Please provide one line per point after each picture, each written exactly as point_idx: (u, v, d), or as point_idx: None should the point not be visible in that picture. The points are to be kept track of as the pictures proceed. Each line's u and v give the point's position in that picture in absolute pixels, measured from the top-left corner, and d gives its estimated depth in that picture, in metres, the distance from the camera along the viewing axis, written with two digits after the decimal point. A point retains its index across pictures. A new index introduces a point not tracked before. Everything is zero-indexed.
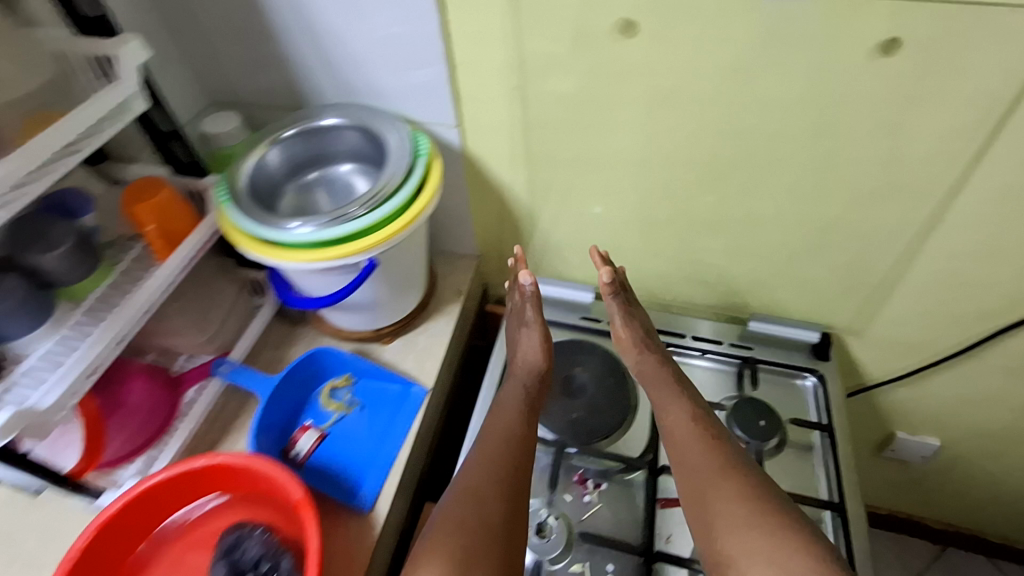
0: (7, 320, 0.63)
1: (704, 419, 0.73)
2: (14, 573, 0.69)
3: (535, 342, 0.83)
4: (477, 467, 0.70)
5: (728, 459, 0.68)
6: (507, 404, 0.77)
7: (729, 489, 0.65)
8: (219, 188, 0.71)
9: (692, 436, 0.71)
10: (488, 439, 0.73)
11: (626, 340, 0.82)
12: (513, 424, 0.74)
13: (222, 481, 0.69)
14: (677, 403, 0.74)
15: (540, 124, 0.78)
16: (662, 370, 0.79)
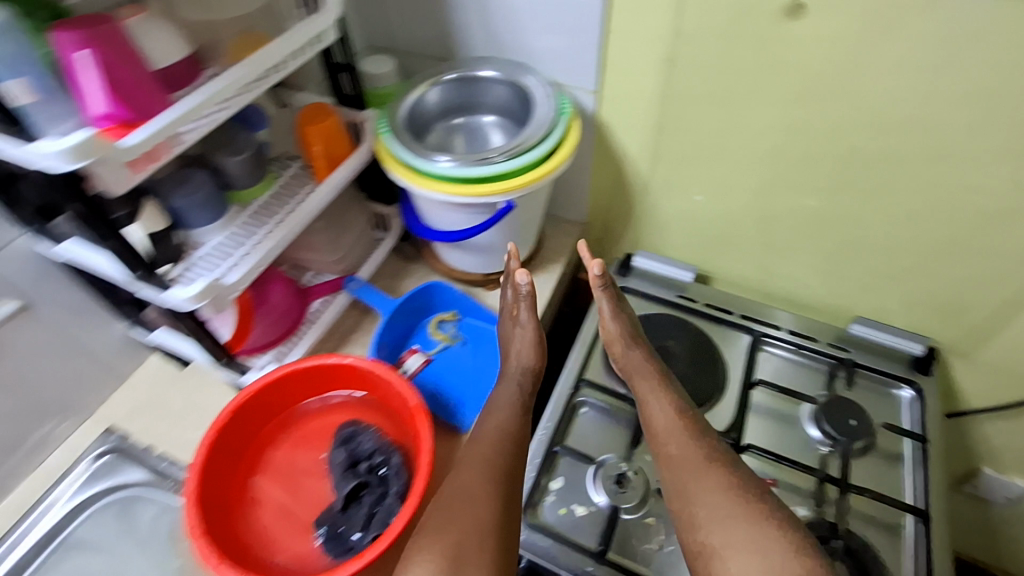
0: (193, 210, 0.71)
1: (689, 412, 0.71)
2: (164, 427, 0.80)
3: (530, 341, 0.78)
4: (472, 459, 0.65)
5: (713, 451, 0.67)
6: (502, 405, 0.73)
7: (713, 482, 0.64)
8: (380, 121, 0.78)
9: (677, 431, 0.69)
10: (481, 433, 0.69)
11: (613, 335, 0.80)
12: (508, 421, 0.70)
13: (346, 380, 0.76)
14: (658, 398, 0.73)
15: (681, 99, 0.81)
16: (644, 365, 0.78)
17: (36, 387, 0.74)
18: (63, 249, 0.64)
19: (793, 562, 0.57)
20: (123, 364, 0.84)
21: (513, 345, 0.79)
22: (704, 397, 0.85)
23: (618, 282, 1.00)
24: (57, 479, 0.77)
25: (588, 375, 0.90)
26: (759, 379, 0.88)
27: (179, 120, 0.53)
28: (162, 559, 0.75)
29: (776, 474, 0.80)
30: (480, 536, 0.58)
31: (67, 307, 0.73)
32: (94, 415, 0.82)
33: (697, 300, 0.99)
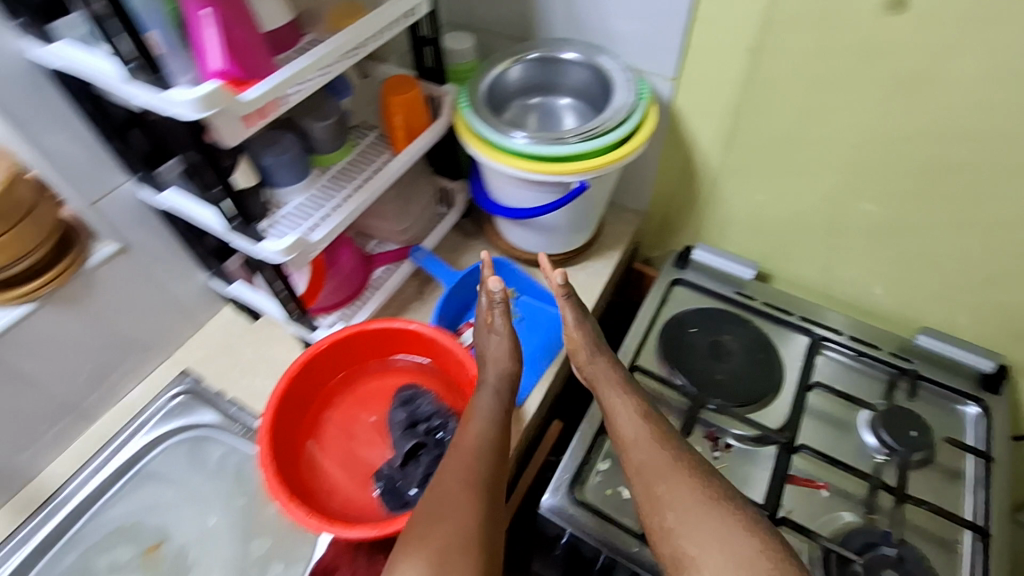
0: (280, 169, 0.74)
1: (655, 417, 0.71)
2: (235, 374, 0.85)
3: (505, 346, 0.74)
4: (453, 467, 0.63)
5: (679, 452, 0.66)
6: (479, 410, 0.69)
7: (681, 485, 0.63)
8: (461, 97, 0.80)
9: (643, 437, 0.68)
10: (459, 439, 0.66)
11: (577, 345, 0.79)
12: (483, 428, 0.67)
13: (408, 345, 0.79)
14: (623, 403, 0.72)
15: (762, 91, 0.80)
16: (608, 370, 0.76)
17: (125, 326, 0.78)
18: (164, 197, 0.68)
19: (760, 558, 0.57)
20: (200, 312, 0.88)
21: (488, 350, 0.75)
22: (757, 395, 0.85)
23: (674, 274, 0.99)
24: (137, 413, 0.81)
25: (640, 361, 0.90)
26: (816, 382, 0.87)
27: (289, 79, 0.55)
28: (228, 496, 0.80)
29: (826, 477, 0.80)
30: (461, 546, 0.57)
31: (158, 253, 0.78)
32: (171, 358, 0.87)
33: (756, 298, 0.98)
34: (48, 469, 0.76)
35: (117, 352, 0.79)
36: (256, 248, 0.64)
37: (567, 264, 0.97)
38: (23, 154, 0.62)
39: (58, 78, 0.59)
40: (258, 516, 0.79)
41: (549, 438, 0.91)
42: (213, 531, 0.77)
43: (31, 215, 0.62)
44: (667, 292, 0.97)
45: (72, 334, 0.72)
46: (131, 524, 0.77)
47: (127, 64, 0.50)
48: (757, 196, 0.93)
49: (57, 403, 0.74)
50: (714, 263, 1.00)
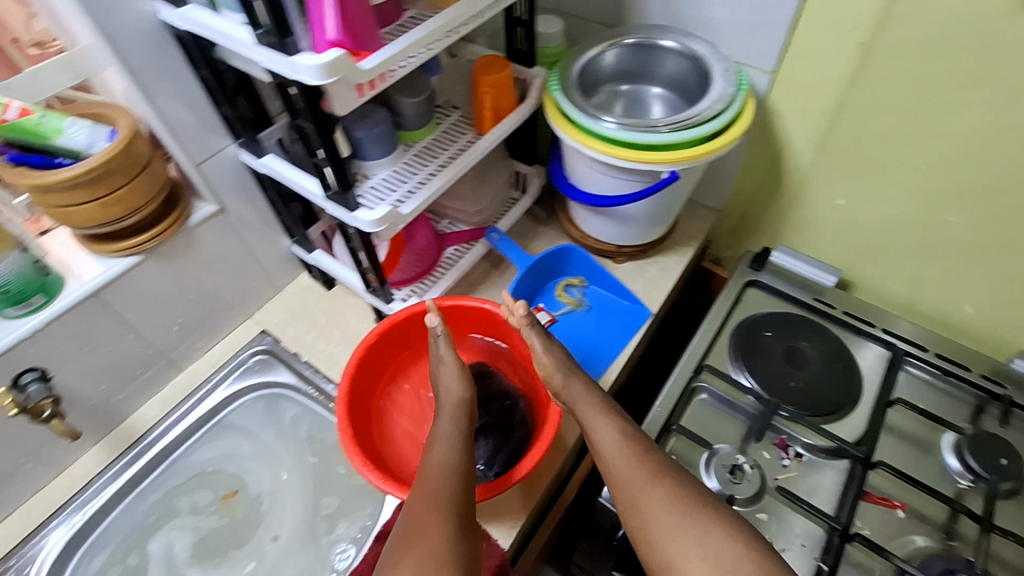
0: (370, 143, 0.75)
1: (635, 432, 0.66)
2: (311, 337, 0.88)
3: (456, 374, 0.71)
4: (425, 488, 0.58)
5: (657, 465, 0.63)
6: (440, 437, 0.64)
7: (659, 497, 0.60)
8: (551, 81, 0.79)
9: (623, 455, 0.64)
10: (430, 461, 0.61)
11: (546, 366, 0.73)
12: (450, 452, 0.62)
13: (481, 323, 0.81)
14: (600, 419, 0.67)
15: (868, 89, 0.76)
16: (580, 386, 0.71)
17: (216, 283, 0.82)
18: (263, 162, 0.71)
19: (743, 561, 0.55)
20: (281, 276, 0.92)
21: (442, 382, 0.72)
22: (832, 407, 0.82)
23: (749, 275, 0.96)
24: (219, 367, 0.86)
25: (710, 360, 0.88)
26: (897, 397, 0.83)
27: (402, 51, 0.55)
28: (299, 454, 0.84)
29: (904, 497, 0.76)
30: (436, 569, 0.52)
31: (250, 217, 0.81)
32: (252, 318, 0.91)
33: (836, 306, 0.94)
34: (139, 411, 0.81)
35: (207, 308, 0.83)
36: (351, 216, 0.65)
37: (638, 257, 0.96)
38: (143, 113, 0.66)
39: (181, 41, 0.62)
40: (327, 476, 0.82)
41: None
42: (285, 485, 0.82)
43: (148, 169, 0.65)
44: (741, 294, 0.94)
45: (171, 287, 0.76)
46: (211, 470, 0.83)
47: (258, 28, 0.50)
48: (848, 198, 0.88)
49: (151, 350, 0.79)
50: (793, 267, 0.96)
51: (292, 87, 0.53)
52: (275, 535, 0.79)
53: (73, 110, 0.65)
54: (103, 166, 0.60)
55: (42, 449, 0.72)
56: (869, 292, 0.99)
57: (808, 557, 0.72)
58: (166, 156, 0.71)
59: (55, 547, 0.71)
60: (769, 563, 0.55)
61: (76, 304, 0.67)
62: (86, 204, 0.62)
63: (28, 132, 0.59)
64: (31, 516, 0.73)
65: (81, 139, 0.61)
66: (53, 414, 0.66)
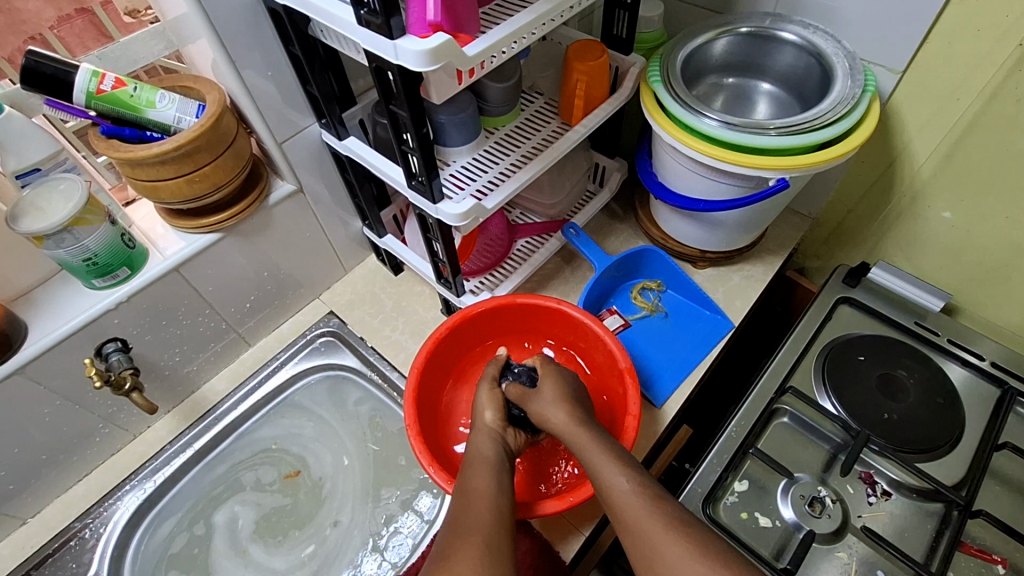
0: (453, 128, 0.70)
1: (650, 483, 0.53)
2: (377, 323, 0.87)
3: (490, 400, 0.65)
4: (461, 515, 0.52)
5: (668, 511, 0.51)
6: (481, 455, 0.59)
7: (679, 552, 0.48)
8: (652, 70, 0.73)
9: (636, 507, 0.51)
10: (466, 498, 0.53)
11: (538, 393, 0.63)
12: (488, 476, 0.55)
13: (554, 324, 0.78)
14: (602, 458, 0.55)
15: (1018, 96, 0.66)
16: (578, 422, 0.59)
17: (288, 262, 0.82)
18: (346, 146, 0.69)
19: None
20: (349, 258, 0.91)
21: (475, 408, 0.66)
22: (928, 445, 0.74)
23: (842, 291, 0.89)
24: (287, 345, 0.86)
25: (794, 381, 0.81)
26: (1005, 441, 0.75)
27: (506, 38, 0.51)
28: (361, 440, 0.84)
29: (1007, 552, 0.68)
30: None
31: (327, 199, 0.80)
32: (320, 298, 0.91)
33: (938, 332, 0.85)
34: (210, 383, 0.83)
35: (279, 286, 0.83)
36: (435, 209, 0.63)
37: (721, 264, 0.91)
38: (230, 88, 0.64)
39: (274, 15, 0.60)
40: (388, 465, 0.82)
41: (677, 445, 0.87)
42: (346, 469, 0.83)
43: (233, 145, 0.64)
44: (831, 311, 0.87)
45: (246, 264, 0.76)
46: (275, 447, 0.84)
47: (361, 8, 0.46)
48: (970, 215, 0.79)
49: (222, 325, 0.79)
50: (892, 285, 0.89)
51: (390, 70, 0.50)
52: (335, 521, 0.79)
53: (164, 82, 0.65)
54: (190, 142, 0.59)
55: (118, 413, 0.74)
56: (978, 319, 0.90)
57: None
58: (250, 130, 0.70)
59: (128, 511, 0.74)
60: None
61: (158, 278, 0.67)
62: (172, 180, 0.61)
63: (123, 104, 0.59)
64: (108, 477, 0.76)
65: (171, 113, 0.60)
66: (133, 386, 0.67)
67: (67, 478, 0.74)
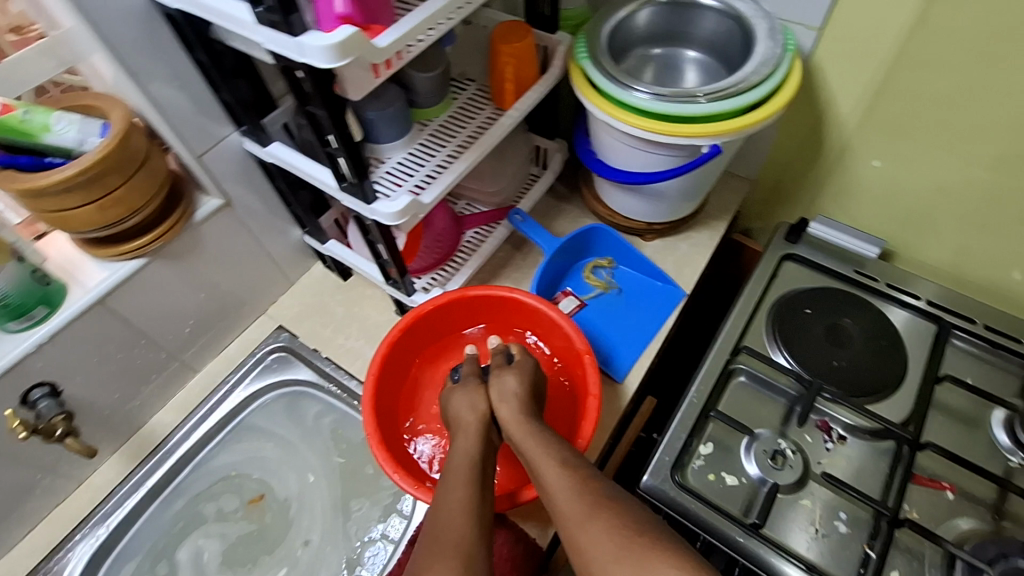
0: (383, 124, 0.67)
1: (578, 462, 0.55)
2: (329, 332, 0.84)
3: (470, 400, 0.65)
4: (431, 528, 0.52)
5: (597, 492, 0.52)
6: (462, 453, 0.59)
7: (600, 530, 0.48)
8: (578, 47, 0.73)
9: (566, 486, 0.53)
10: (445, 506, 0.53)
11: (508, 386, 0.64)
12: (465, 479, 0.55)
13: (509, 312, 0.78)
14: (538, 450, 0.57)
15: (928, 44, 0.69)
16: (527, 418, 0.61)
17: (226, 280, 0.78)
18: (269, 152, 0.66)
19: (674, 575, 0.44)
20: (292, 269, 0.87)
21: (454, 409, 0.65)
22: (877, 387, 0.78)
23: (785, 248, 0.91)
24: (236, 366, 0.83)
25: (747, 341, 0.83)
26: (945, 374, 0.79)
27: (420, 27, 0.49)
28: (325, 454, 0.83)
29: (953, 478, 0.72)
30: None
31: (260, 211, 0.77)
32: (266, 313, 0.87)
33: (877, 277, 0.89)
34: (156, 416, 0.79)
35: (219, 307, 0.79)
36: (370, 209, 0.61)
37: (668, 234, 0.91)
38: (135, 103, 0.60)
39: (172, 20, 0.56)
40: (354, 476, 0.82)
41: (644, 416, 0.88)
42: (312, 487, 0.82)
43: (146, 166, 0.60)
44: (776, 268, 0.90)
45: (179, 288, 0.72)
46: (235, 474, 0.82)
47: (259, 5, 0.44)
48: (895, 163, 0.83)
49: (161, 354, 0.75)
50: (831, 238, 0.92)
51: (299, 70, 0.48)
52: (306, 539, 0.79)
53: (60, 102, 0.59)
54: (96, 166, 0.54)
55: (58, 462, 0.69)
56: (911, 260, 0.94)
57: (854, 544, 0.68)
58: (163, 146, 0.65)
59: (81, 561, 0.71)
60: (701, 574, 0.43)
61: (81, 313, 0.62)
62: (82, 208, 0.57)
63: (14, 131, 0.54)
64: (53, 529, 0.71)
65: (72, 136, 0.56)
66: (67, 432, 0.64)
67: (9, 536, 0.69)
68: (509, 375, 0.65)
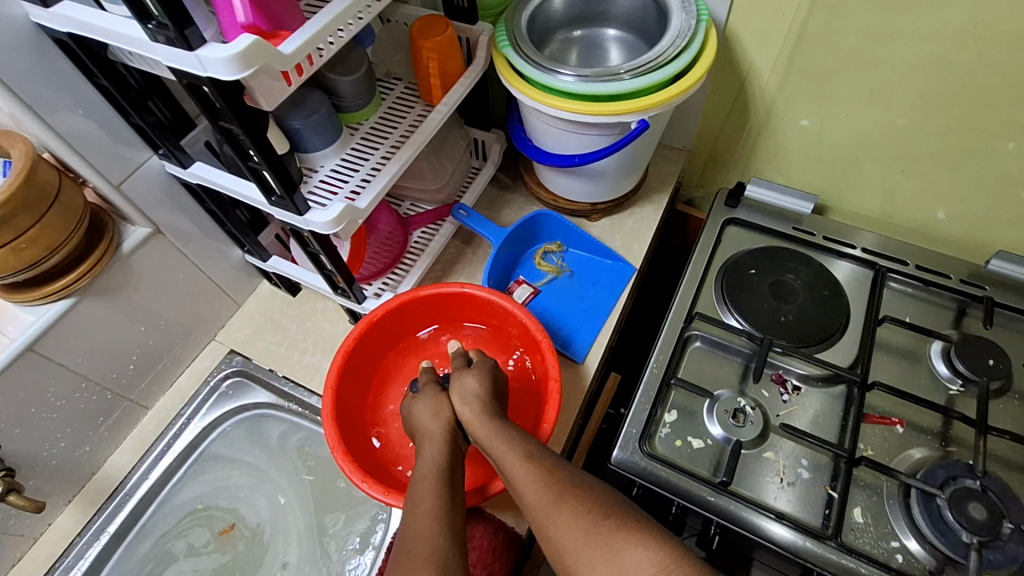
0: (310, 132, 0.66)
1: (542, 453, 0.56)
2: (284, 351, 0.82)
3: (432, 407, 0.65)
4: (403, 541, 0.51)
5: (563, 481, 0.53)
6: (430, 461, 0.59)
7: (568, 519, 0.50)
8: (499, 36, 0.73)
9: (533, 478, 0.54)
10: (415, 516, 0.53)
11: (468, 385, 0.64)
12: (434, 488, 0.55)
13: (463, 308, 0.78)
14: (502, 446, 0.57)
15: (832, 3, 0.72)
16: (490, 416, 0.61)
17: (167, 311, 0.75)
18: (192, 173, 0.64)
19: (642, 554, 0.46)
20: (237, 290, 0.85)
21: (417, 419, 0.65)
22: (825, 335, 0.81)
23: (726, 214, 0.94)
24: (190, 398, 0.80)
25: (699, 308, 0.85)
26: (885, 315, 0.83)
27: (326, 30, 0.48)
28: (293, 474, 0.83)
29: (902, 413, 0.76)
30: None
31: (193, 235, 0.74)
32: (215, 338, 0.84)
33: (814, 231, 0.92)
34: (111, 458, 0.76)
35: (164, 338, 0.76)
36: (304, 221, 0.60)
37: (613, 213, 0.93)
38: (37, 137, 0.56)
39: (67, 45, 0.53)
40: (326, 492, 0.82)
41: (610, 393, 0.92)
42: (284, 508, 0.82)
43: (59, 200, 0.57)
44: (720, 233, 0.92)
45: (115, 325, 0.69)
46: (202, 507, 0.81)
47: (148, 22, 0.42)
48: (818, 120, 0.86)
49: (108, 395, 0.72)
50: (767, 198, 0.95)
51: (204, 85, 0.46)
52: (284, 562, 0.78)
53: None
54: (1, 208, 0.51)
55: (8, 521, 0.66)
56: (843, 212, 0.98)
57: (819, 487, 0.72)
58: (77, 179, 0.62)
59: None
60: (668, 550, 0.46)
61: (8, 364, 0.59)
62: None
63: None
64: None
65: None
66: (10, 488, 0.61)
67: None
68: (469, 376, 0.65)
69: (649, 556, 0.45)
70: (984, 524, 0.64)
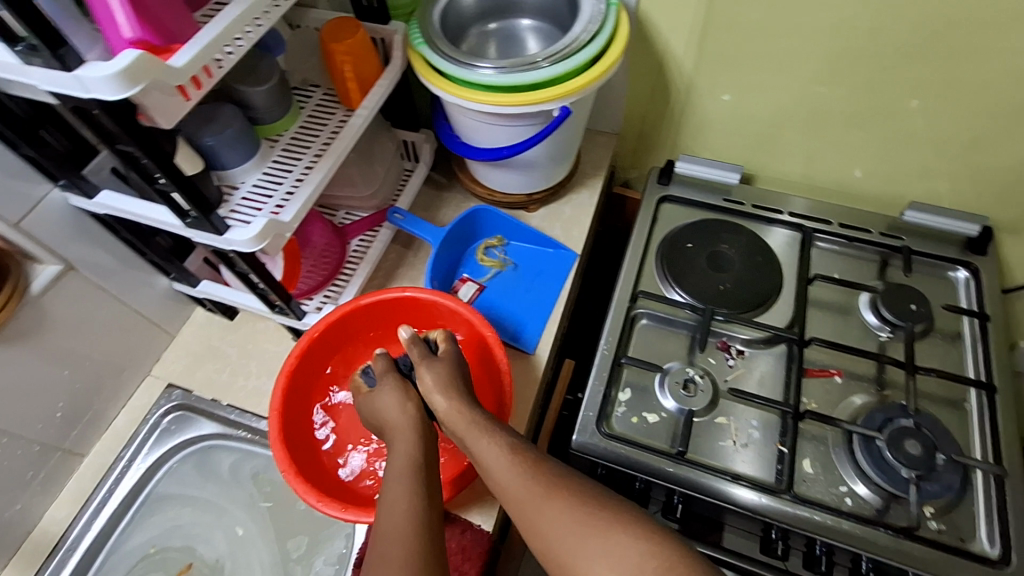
0: (224, 148, 0.63)
1: (526, 446, 0.55)
2: (226, 377, 0.79)
3: (397, 400, 0.62)
4: (386, 549, 0.49)
5: (549, 474, 0.52)
6: (402, 458, 0.56)
7: (559, 514, 0.49)
8: (412, 34, 0.72)
9: (519, 474, 0.53)
10: (392, 522, 0.51)
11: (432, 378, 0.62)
12: (414, 490, 0.53)
13: (407, 312, 0.77)
14: (484, 441, 0.56)
15: None
16: (466, 407, 0.59)
17: (92, 351, 0.71)
18: (99, 202, 0.61)
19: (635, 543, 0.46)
20: (169, 321, 0.81)
21: (383, 414, 0.63)
22: (762, 298, 0.84)
23: (660, 191, 0.96)
24: (128, 440, 0.76)
25: (642, 286, 0.87)
26: (815, 274, 0.87)
27: (218, 41, 0.46)
28: (250, 503, 0.80)
29: (839, 364, 0.80)
30: None
31: (112, 268, 0.70)
32: (150, 374, 0.80)
33: (744, 201, 0.96)
34: (47, 514, 0.71)
35: (92, 380, 0.72)
36: (225, 240, 0.57)
37: (550, 201, 0.93)
38: None
39: None
40: (287, 517, 0.79)
41: (565, 379, 0.93)
42: (244, 540, 0.79)
43: None
44: (656, 212, 0.94)
45: (34, 372, 0.64)
46: (155, 550, 0.77)
47: (16, 45, 0.40)
48: (735, 94, 0.89)
49: (35, 448, 0.68)
50: (697, 173, 0.98)
51: (93, 109, 0.43)
52: None
53: None
54: None
55: None
56: (769, 179, 1.02)
57: (770, 445, 0.74)
58: None
59: None
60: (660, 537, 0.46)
61: None
62: None
63: None
64: None
65: None
66: None
67: None
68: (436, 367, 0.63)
69: (642, 544, 0.46)
70: (920, 459, 0.68)
